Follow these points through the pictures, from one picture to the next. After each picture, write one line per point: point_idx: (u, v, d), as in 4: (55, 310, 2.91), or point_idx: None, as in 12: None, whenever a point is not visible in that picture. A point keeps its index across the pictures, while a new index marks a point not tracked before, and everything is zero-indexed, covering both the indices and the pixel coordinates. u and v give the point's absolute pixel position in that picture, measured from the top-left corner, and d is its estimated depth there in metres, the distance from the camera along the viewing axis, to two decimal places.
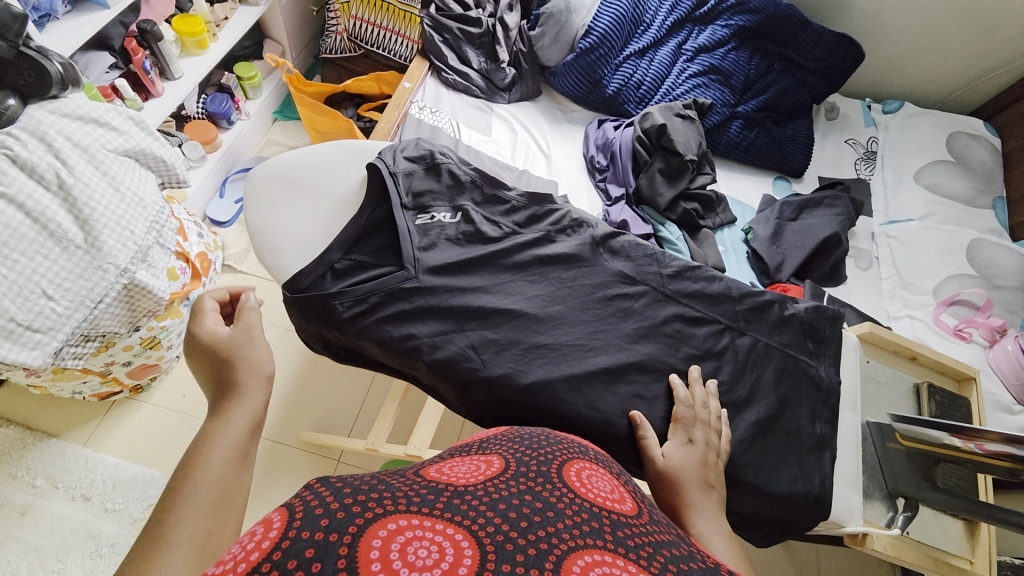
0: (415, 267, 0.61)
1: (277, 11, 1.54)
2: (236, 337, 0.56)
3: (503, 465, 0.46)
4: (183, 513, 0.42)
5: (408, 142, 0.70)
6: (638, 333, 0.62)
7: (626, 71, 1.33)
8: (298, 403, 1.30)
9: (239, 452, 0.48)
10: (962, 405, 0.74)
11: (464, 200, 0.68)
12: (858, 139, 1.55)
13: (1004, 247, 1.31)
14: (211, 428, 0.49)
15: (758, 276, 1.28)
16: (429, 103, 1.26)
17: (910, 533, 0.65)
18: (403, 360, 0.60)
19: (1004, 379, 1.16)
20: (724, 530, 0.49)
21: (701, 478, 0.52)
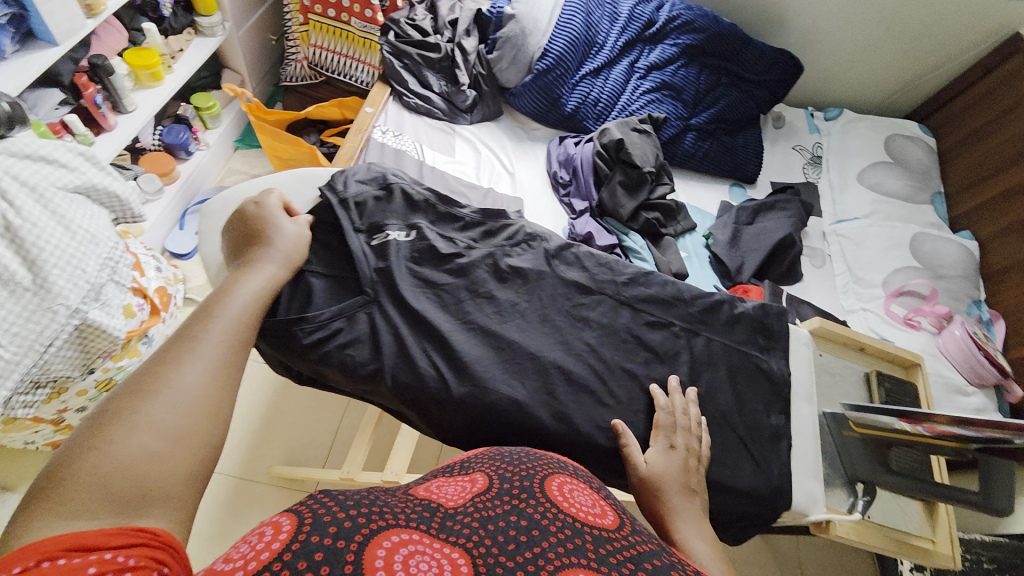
0: (373, 288, 0.61)
1: (234, 41, 1.54)
2: (292, 226, 0.60)
3: (489, 482, 0.48)
4: (206, 342, 0.47)
5: (360, 165, 0.70)
6: (599, 341, 0.64)
7: (583, 89, 1.39)
8: (263, 433, 1.27)
9: (262, 307, 0.53)
10: (910, 389, 0.78)
11: (419, 219, 0.68)
12: (803, 146, 1.65)
13: (943, 239, 1.40)
14: (241, 280, 0.53)
15: (721, 279, 1.33)
16: (392, 127, 1.27)
17: (871, 517, 0.68)
18: (365, 385, 0.58)
19: (956, 364, 1.23)
20: (709, 536, 0.50)
21: (683, 483, 0.54)
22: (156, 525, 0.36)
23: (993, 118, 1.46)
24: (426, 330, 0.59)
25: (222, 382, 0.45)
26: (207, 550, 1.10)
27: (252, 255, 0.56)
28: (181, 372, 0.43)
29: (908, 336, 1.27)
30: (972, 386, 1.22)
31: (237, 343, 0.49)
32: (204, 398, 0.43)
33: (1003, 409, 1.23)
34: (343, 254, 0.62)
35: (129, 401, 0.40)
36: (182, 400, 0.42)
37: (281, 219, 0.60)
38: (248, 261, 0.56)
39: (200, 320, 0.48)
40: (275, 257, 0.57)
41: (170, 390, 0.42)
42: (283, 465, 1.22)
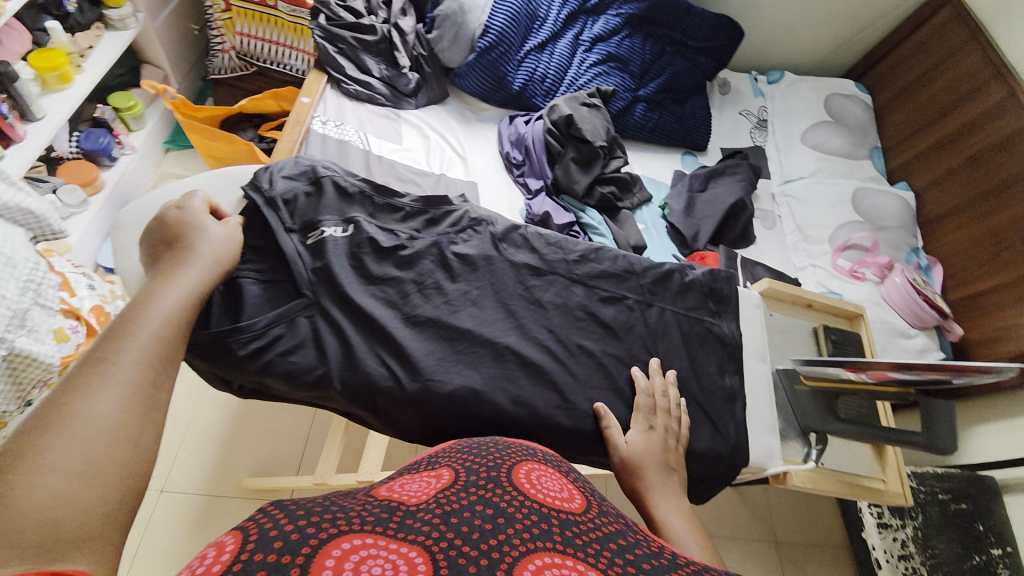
0: (312, 290, 0.57)
1: (152, 34, 1.43)
2: (216, 229, 0.55)
3: (455, 476, 0.48)
4: (119, 364, 0.43)
5: (285, 160, 0.64)
6: (554, 321, 0.63)
7: (529, 66, 1.35)
8: (200, 451, 1.21)
9: (186, 319, 0.49)
10: (854, 339, 0.82)
11: (355, 212, 0.63)
12: (749, 110, 1.68)
13: (881, 191, 1.47)
14: (157, 292, 0.49)
15: (679, 248, 1.36)
16: (332, 116, 1.21)
17: (825, 465, 0.71)
18: (311, 392, 0.55)
19: (899, 310, 1.30)
20: (684, 508, 0.54)
21: (663, 461, 0.57)
22: (79, 567, 0.34)
23: (924, 70, 1.52)
24: (372, 328, 0.57)
25: (142, 406, 0.42)
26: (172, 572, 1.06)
27: (169, 263, 0.52)
28: (92, 400, 0.40)
29: (854, 288, 1.34)
30: (915, 329, 1.29)
31: (156, 362, 0.46)
32: (120, 427, 0.40)
33: (944, 348, 1.32)
34: (275, 253, 0.58)
35: (32, 437, 0.37)
36: (94, 430, 0.39)
37: (202, 222, 0.55)
38: (163, 269, 0.51)
39: (110, 340, 0.44)
40: (196, 263, 0.52)
41: (79, 422, 0.39)
42: (253, 477, 1.18)
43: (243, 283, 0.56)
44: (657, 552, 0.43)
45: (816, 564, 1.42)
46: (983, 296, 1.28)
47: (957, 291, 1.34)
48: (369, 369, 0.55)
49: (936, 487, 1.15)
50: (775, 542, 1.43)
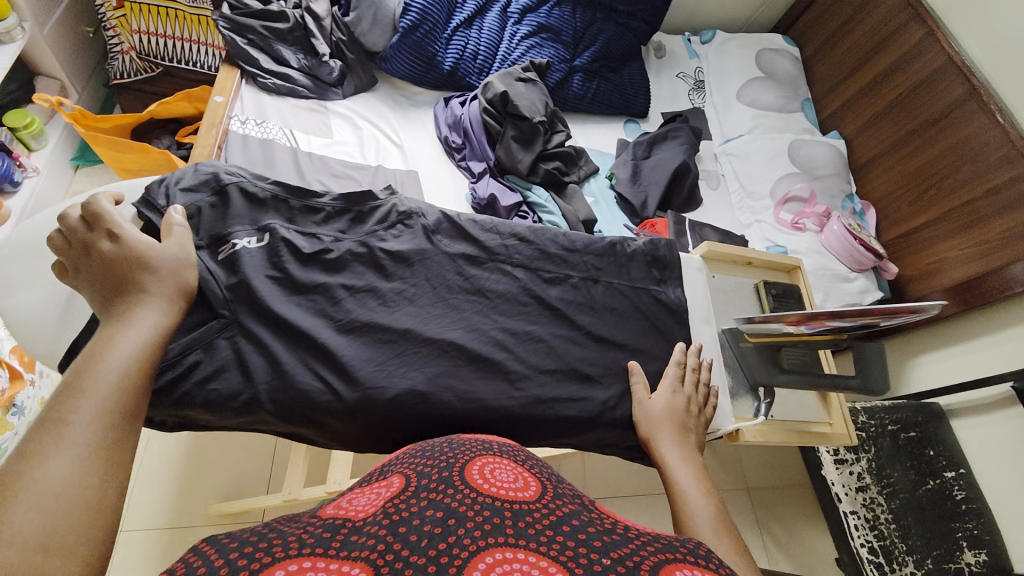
0: (230, 309, 0.53)
1: (40, 43, 1.28)
2: (166, 251, 0.50)
3: (406, 482, 0.47)
4: (74, 425, 0.40)
5: (184, 169, 0.59)
6: (497, 310, 0.62)
7: (458, 44, 1.30)
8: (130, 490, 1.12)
9: (146, 365, 0.46)
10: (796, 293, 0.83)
11: (270, 219, 0.59)
12: (686, 72, 1.70)
13: (815, 142, 1.52)
14: (114, 338, 0.45)
15: (629, 218, 1.37)
16: (252, 114, 1.12)
17: (774, 416, 0.74)
18: (242, 417, 0.52)
19: (838, 255, 1.36)
20: (695, 462, 0.57)
21: (681, 421, 0.61)
22: None
23: (845, 19, 1.56)
24: (300, 339, 0.53)
25: (104, 466, 0.40)
26: None
27: (121, 302, 0.47)
28: (45, 467, 0.37)
29: (795, 239, 1.39)
30: (854, 273, 1.36)
31: (118, 416, 0.43)
32: (76, 494, 0.37)
33: (881, 286, 1.39)
34: None
35: None
36: (51, 498, 0.36)
37: (148, 248, 0.50)
38: (115, 311, 0.47)
39: (64, 397, 0.41)
40: (154, 302, 0.48)
41: (32, 493, 0.36)
42: (220, 502, 1.13)
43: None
44: (611, 530, 0.44)
45: (785, 502, 1.52)
46: (915, 233, 1.34)
47: (891, 231, 1.41)
48: (303, 384, 0.52)
49: (886, 419, 1.21)
50: (747, 488, 1.51)
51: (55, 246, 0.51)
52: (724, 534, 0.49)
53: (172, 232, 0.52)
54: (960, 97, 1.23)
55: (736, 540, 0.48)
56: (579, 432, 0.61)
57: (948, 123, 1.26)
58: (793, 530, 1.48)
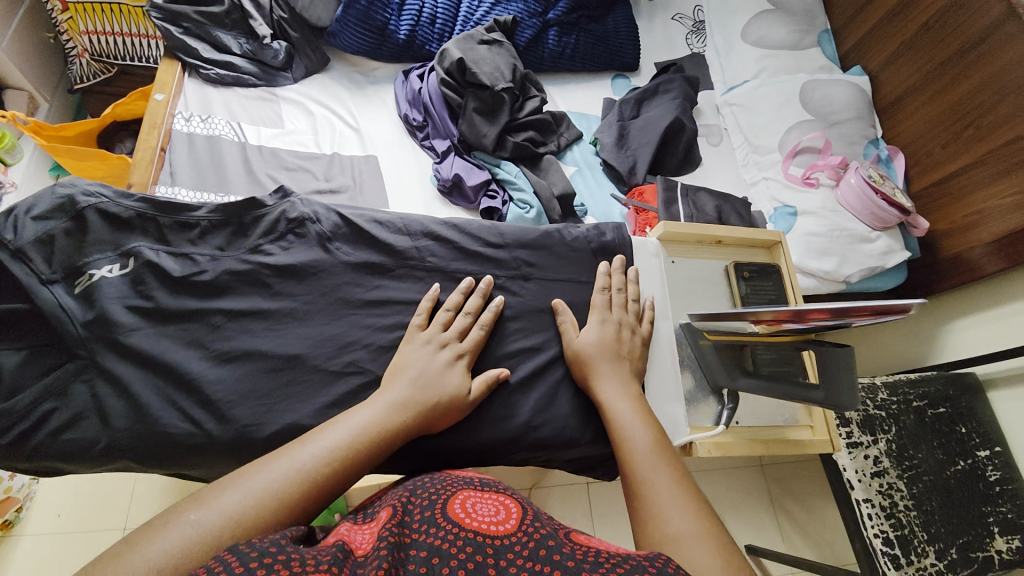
0: (87, 349, 0.52)
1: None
2: (451, 381, 0.55)
3: (395, 514, 0.43)
4: (277, 466, 0.43)
5: (37, 193, 0.55)
6: (395, 327, 0.60)
7: (413, 8, 1.18)
8: (133, 492, 1.14)
9: (373, 434, 0.48)
10: (773, 273, 0.76)
11: (136, 241, 0.56)
12: (684, 13, 1.51)
13: (833, 81, 1.31)
14: (368, 401, 0.52)
15: (616, 185, 1.24)
16: (196, 110, 1.05)
17: (740, 423, 0.70)
18: (105, 462, 0.52)
19: (856, 213, 1.19)
20: (630, 394, 0.58)
21: (614, 351, 0.61)
22: None
23: None
24: (169, 375, 0.53)
25: (282, 496, 0.41)
26: None
27: (389, 378, 0.55)
28: (233, 493, 0.40)
29: (807, 197, 1.22)
30: (876, 231, 1.19)
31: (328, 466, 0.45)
32: (241, 520, 0.38)
33: (910, 246, 1.22)
34: (32, 313, 0.52)
35: (193, 495, 0.40)
36: (229, 497, 0.39)
37: (441, 365, 0.56)
38: (386, 386, 0.54)
39: (306, 434, 0.47)
40: (416, 390, 0.53)
41: (211, 509, 0.38)
42: None
43: None
44: (587, 555, 0.39)
45: (803, 478, 1.42)
46: (953, 178, 1.15)
47: (921, 180, 1.22)
48: (169, 427, 0.52)
49: (911, 394, 1.08)
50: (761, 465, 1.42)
51: (366, 332, 0.59)
52: (662, 460, 0.50)
53: (483, 382, 0.58)
54: (998, 17, 1.04)
55: (675, 465, 0.49)
56: (487, 456, 0.61)
57: (987, 47, 1.06)
58: (810, 508, 1.39)
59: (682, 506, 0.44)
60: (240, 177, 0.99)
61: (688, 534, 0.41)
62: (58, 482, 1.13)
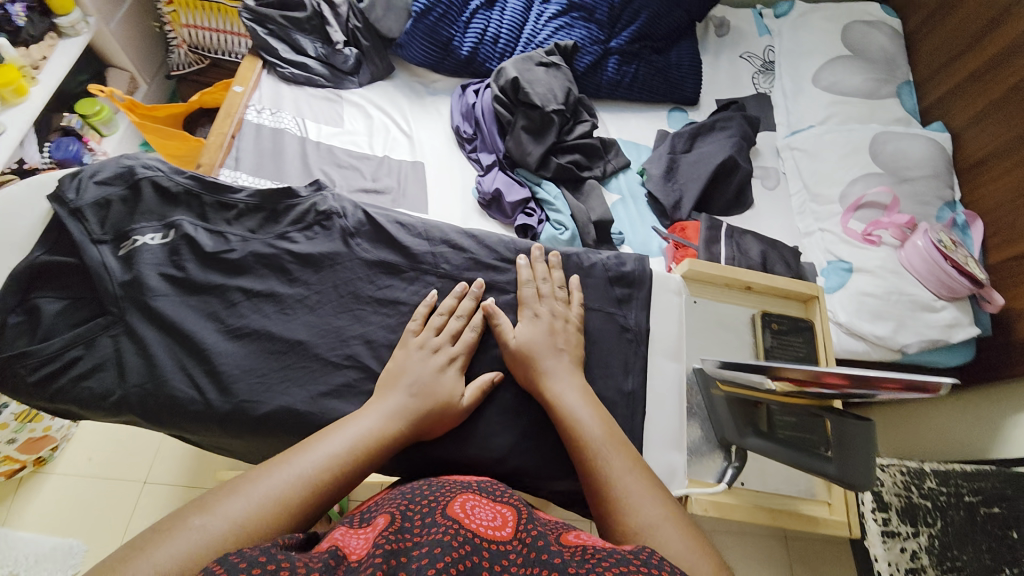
0: (118, 307, 0.57)
1: (107, 37, 1.35)
2: (445, 382, 0.56)
3: (393, 521, 0.42)
4: (278, 474, 0.44)
5: (105, 163, 0.61)
6: (399, 327, 0.62)
7: (478, 26, 1.22)
8: (157, 450, 1.21)
9: (370, 445, 0.50)
10: (804, 329, 0.73)
11: (179, 215, 0.61)
12: (753, 52, 1.46)
13: (909, 135, 1.23)
14: (367, 409, 0.53)
15: (658, 219, 1.21)
16: (268, 104, 1.14)
17: (744, 485, 0.67)
18: (114, 414, 0.56)
19: (920, 276, 1.09)
20: (578, 385, 0.58)
21: (551, 345, 0.60)
22: None
23: None
24: (184, 342, 0.57)
25: (283, 506, 0.42)
26: None
27: (387, 386, 0.56)
28: (236, 500, 0.41)
29: (866, 253, 1.13)
30: (942, 300, 1.08)
31: (327, 475, 0.46)
32: (245, 530, 0.40)
33: (980, 322, 1.11)
34: (77, 267, 0.57)
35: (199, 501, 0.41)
36: (235, 506, 0.41)
37: (439, 372, 0.57)
38: (386, 392, 0.55)
39: (307, 439, 0.49)
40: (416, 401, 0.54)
41: (216, 516, 0.39)
42: (229, 469, 1.19)
43: (41, 302, 0.56)
44: (573, 554, 0.39)
45: (829, 558, 1.29)
46: None
47: (1001, 251, 1.11)
48: (176, 390, 0.55)
49: (963, 487, 0.97)
50: (785, 536, 1.30)
51: (375, 330, 0.61)
52: (617, 449, 0.52)
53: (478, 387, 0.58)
54: None
55: (630, 454, 0.53)
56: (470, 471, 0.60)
57: None
58: None
59: (643, 489, 0.48)
60: (296, 169, 1.06)
61: (652, 521, 0.45)
62: (95, 428, 1.22)
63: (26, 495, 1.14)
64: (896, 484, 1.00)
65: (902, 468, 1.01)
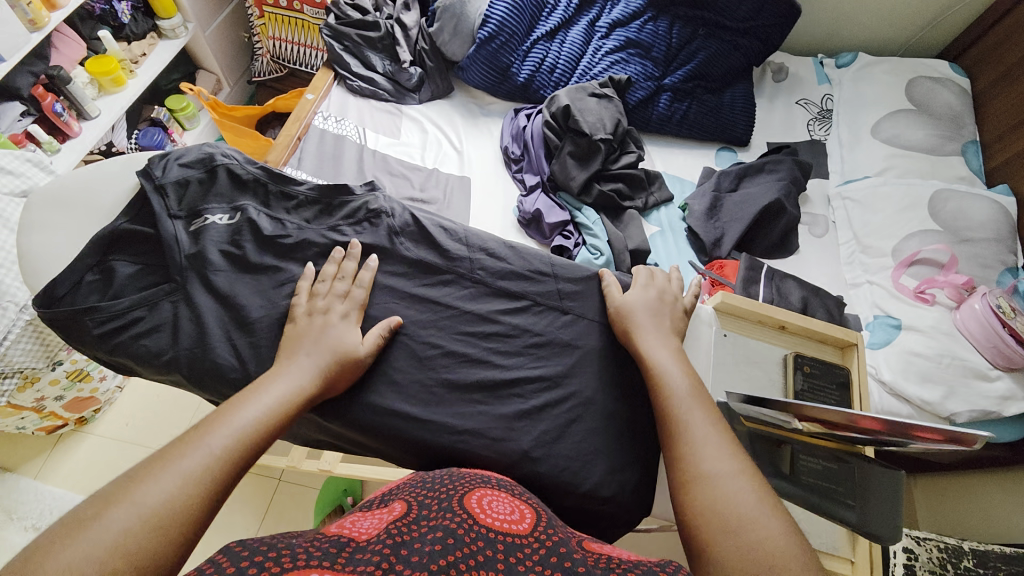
0: (181, 276, 0.62)
1: (201, 42, 1.50)
2: (349, 338, 0.59)
3: (409, 508, 0.45)
4: (187, 454, 0.44)
5: (190, 148, 0.68)
6: (431, 322, 0.65)
7: (537, 56, 1.28)
8: (186, 425, 1.27)
9: (278, 409, 0.51)
10: (840, 376, 0.71)
11: (246, 200, 0.67)
12: (811, 99, 1.45)
13: (972, 194, 1.18)
14: (274, 375, 0.54)
15: (696, 254, 1.20)
16: (334, 112, 1.23)
17: None
18: (164, 373, 0.61)
19: (976, 342, 1.02)
20: (669, 343, 0.61)
21: (658, 309, 0.64)
22: None
23: None
24: (234, 314, 0.61)
25: (198, 486, 0.42)
26: None
27: (286, 354, 0.56)
28: (145, 488, 0.40)
29: (918, 312, 1.07)
30: (998, 369, 1.01)
31: (240, 447, 0.47)
32: (162, 517, 0.40)
33: None
34: (151, 237, 0.63)
35: (101, 505, 0.39)
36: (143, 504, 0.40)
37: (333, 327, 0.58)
38: (291, 358, 0.56)
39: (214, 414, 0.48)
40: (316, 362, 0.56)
41: (131, 505, 0.39)
42: None
43: (116, 265, 0.62)
44: (598, 562, 0.42)
45: None
46: None
47: None
48: (220, 357, 0.60)
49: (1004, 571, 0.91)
50: None
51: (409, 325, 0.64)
52: (700, 404, 0.54)
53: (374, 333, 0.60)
54: None
55: (710, 407, 0.54)
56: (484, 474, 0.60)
57: None
58: None
59: (718, 443, 0.50)
60: (352, 173, 1.12)
61: (727, 470, 0.48)
62: (134, 396, 1.30)
63: (63, 451, 1.22)
64: (931, 561, 0.96)
65: (939, 545, 0.98)
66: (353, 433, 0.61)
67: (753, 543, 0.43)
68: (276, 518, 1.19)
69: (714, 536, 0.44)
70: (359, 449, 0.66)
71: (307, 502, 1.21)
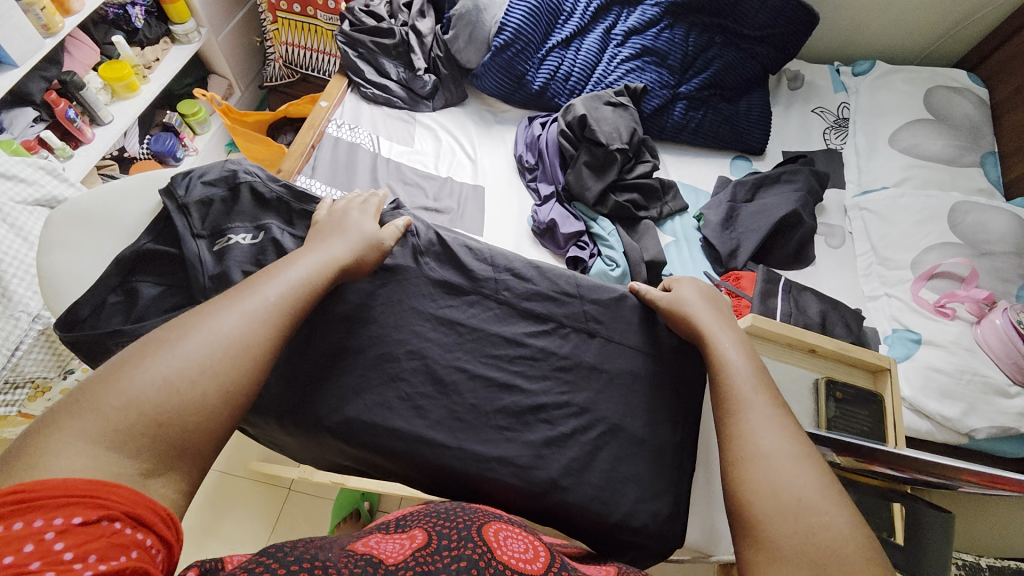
0: (205, 297, 0.61)
1: (214, 47, 1.50)
2: (377, 231, 0.62)
3: (430, 537, 0.44)
4: (242, 300, 0.48)
5: (212, 165, 0.68)
6: (456, 344, 0.64)
7: (552, 64, 1.27)
8: None
9: (314, 278, 0.54)
10: (872, 403, 0.70)
11: (269, 219, 0.66)
12: (827, 107, 1.42)
13: (992, 207, 1.16)
14: (310, 248, 0.57)
15: (712, 265, 1.19)
16: (348, 120, 1.22)
17: None
18: None
19: (996, 357, 1.01)
20: (736, 335, 0.60)
21: (713, 303, 0.64)
22: None
23: None
24: None
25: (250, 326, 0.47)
26: (192, 543, 1.14)
27: (320, 236, 0.59)
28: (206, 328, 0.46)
29: (940, 327, 1.06)
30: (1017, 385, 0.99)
31: (285, 301, 0.51)
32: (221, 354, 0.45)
33: None
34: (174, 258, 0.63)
35: (173, 332, 0.45)
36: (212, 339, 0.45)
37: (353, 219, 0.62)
38: (325, 238, 0.59)
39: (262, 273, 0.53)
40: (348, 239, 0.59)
41: (199, 338, 0.45)
42: (261, 461, 1.22)
43: (139, 286, 0.61)
44: None
45: None
46: None
47: None
48: None
49: None
50: None
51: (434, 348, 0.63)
52: (762, 394, 0.53)
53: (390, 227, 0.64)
54: None
55: (774, 396, 0.54)
56: (508, 499, 0.60)
57: None
58: None
59: (775, 426, 0.50)
60: (366, 182, 1.12)
61: (779, 451, 0.48)
62: None
63: None
64: None
65: None
66: (377, 458, 0.61)
67: (807, 531, 0.43)
68: (286, 528, 1.19)
69: (764, 518, 0.45)
70: (382, 471, 0.65)
71: (320, 511, 1.21)
